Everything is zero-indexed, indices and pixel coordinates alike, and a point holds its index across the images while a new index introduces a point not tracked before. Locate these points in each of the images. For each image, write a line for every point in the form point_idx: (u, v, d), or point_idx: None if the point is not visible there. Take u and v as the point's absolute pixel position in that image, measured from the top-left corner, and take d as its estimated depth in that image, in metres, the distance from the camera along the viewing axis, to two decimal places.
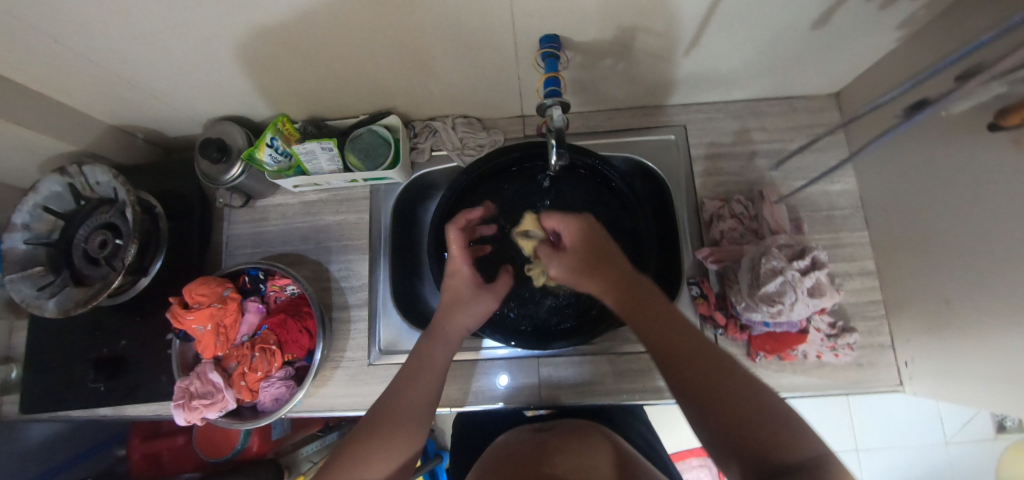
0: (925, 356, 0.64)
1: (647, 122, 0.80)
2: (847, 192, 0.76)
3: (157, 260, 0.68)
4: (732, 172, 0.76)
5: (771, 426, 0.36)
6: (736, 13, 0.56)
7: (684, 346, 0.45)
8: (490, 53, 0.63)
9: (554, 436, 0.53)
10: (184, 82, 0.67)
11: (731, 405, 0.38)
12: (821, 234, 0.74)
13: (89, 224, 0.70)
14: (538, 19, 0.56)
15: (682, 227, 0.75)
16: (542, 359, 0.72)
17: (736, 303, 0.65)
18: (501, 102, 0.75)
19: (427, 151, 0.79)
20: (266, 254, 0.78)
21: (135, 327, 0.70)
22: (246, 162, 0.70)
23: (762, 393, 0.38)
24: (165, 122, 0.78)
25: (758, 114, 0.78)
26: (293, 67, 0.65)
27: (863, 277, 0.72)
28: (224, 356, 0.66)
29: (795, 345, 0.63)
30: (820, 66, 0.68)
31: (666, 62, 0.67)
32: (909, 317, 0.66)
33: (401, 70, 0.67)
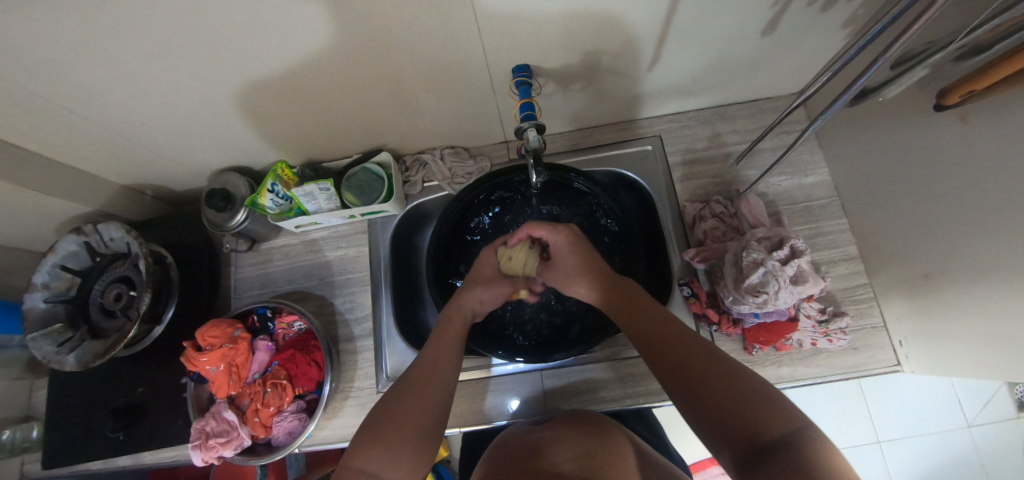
0: (917, 332, 0.65)
1: (624, 136, 0.84)
2: (822, 183, 0.79)
3: (170, 307, 0.72)
4: (710, 174, 0.80)
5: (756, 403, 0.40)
6: (689, 28, 0.61)
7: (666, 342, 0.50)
8: (469, 86, 0.68)
9: (552, 430, 0.61)
10: (189, 138, 0.72)
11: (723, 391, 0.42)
12: (802, 226, 0.77)
13: (105, 278, 0.75)
14: (510, 51, 0.61)
15: (667, 230, 0.78)
16: (546, 371, 0.74)
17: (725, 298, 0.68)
18: (485, 130, 0.80)
19: (419, 183, 0.83)
20: (272, 294, 0.81)
21: (151, 374, 0.73)
22: (250, 208, 0.75)
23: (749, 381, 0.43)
24: (172, 177, 0.83)
25: (728, 118, 0.82)
26: (288, 114, 0.70)
27: (847, 263, 0.74)
28: (238, 394, 0.69)
29: (787, 333, 0.65)
30: (777, 68, 0.73)
31: (634, 78, 0.72)
32: (896, 296, 0.68)
33: (388, 109, 0.72)
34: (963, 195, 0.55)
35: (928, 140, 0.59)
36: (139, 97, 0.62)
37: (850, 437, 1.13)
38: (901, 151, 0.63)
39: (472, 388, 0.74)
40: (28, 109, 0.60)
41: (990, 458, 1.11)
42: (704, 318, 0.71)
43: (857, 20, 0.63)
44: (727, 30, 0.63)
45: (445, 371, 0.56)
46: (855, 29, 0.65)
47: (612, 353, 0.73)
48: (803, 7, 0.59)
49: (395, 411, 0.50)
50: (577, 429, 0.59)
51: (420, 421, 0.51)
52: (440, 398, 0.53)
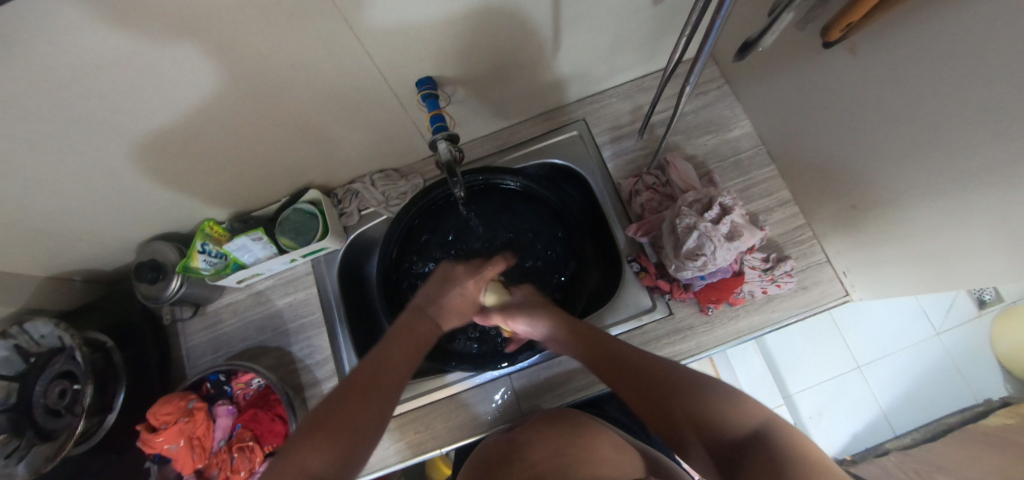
0: (856, 260, 0.67)
1: (549, 126, 0.84)
2: (745, 135, 0.80)
3: (121, 392, 0.69)
4: (639, 147, 0.80)
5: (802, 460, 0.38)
6: (579, 9, 0.61)
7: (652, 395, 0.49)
8: (380, 107, 0.67)
9: (521, 431, 0.62)
10: (103, 214, 0.69)
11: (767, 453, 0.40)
12: (735, 180, 0.78)
13: (46, 376, 0.71)
14: (407, 65, 0.60)
15: (607, 207, 0.78)
16: (515, 374, 0.73)
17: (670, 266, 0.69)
18: (410, 147, 0.79)
19: (355, 212, 0.81)
20: (226, 355, 0.79)
21: (109, 464, 0.69)
22: (182, 274, 0.72)
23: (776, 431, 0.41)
24: (98, 257, 0.79)
25: (646, 89, 0.83)
26: (200, 170, 0.68)
27: (783, 207, 0.76)
28: (205, 466, 0.67)
29: (735, 288, 0.67)
30: (678, 33, 0.74)
31: (542, 67, 0.72)
32: (832, 230, 0.70)
33: (304, 145, 0.70)
34: (866, 123, 0.57)
35: (825, 75, 0.60)
36: (30, 184, 0.59)
37: (832, 369, 1.16)
38: (806, 91, 0.65)
39: (445, 406, 0.73)
40: None
41: (962, 359, 1.17)
42: (656, 289, 0.71)
43: None
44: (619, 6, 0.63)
45: (399, 364, 0.56)
46: None
47: None
48: None
49: (346, 408, 0.48)
50: (540, 428, 0.60)
51: (373, 419, 0.49)
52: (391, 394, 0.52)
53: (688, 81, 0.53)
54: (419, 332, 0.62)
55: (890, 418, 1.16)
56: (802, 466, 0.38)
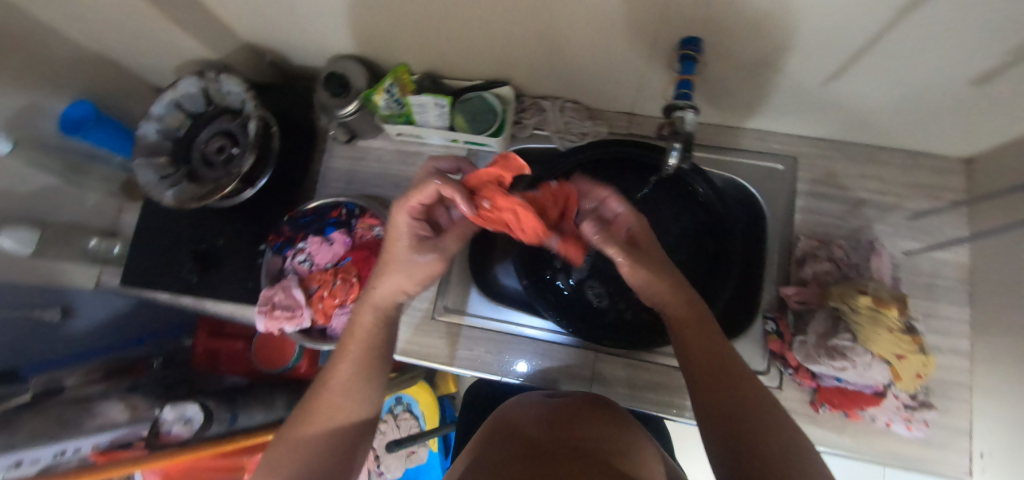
0: (1006, 452, 0.60)
1: (755, 146, 0.77)
2: (956, 264, 0.70)
3: (265, 175, 0.73)
4: (834, 215, 0.73)
5: None
6: (899, 50, 0.52)
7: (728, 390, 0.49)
8: (625, 45, 0.62)
9: (566, 405, 0.58)
10: (323, 15, 0.69)
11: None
12: (917, 300, 0.70)
13: (211, 129, 0.77)
14: (691, 20, 0.54)
15: (771, 259, 0.73)
16: (599, 355, 0.72)
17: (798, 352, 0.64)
18: (614, 95, 0.75)
19: (530, 128, 0.79)
20: (358, 192, 0.82)
21: (231, 231, 0.76)
22: (363, 101, 0.74)
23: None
24: (292, 50, 0.81)
25: (877, 162, 0.74)
26: (429, 20, 0.66)
27: (952, 355, 0.68)
28: (309, 277, 0.71)
29: (867, 405, 0.61)
30: (962, 124, 0.64)
31: (798, 87, 0.64)
32: (997, 408, 0.62)
33: (530, 42, 0.66)
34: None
35: None
36: None
37: None
38: None
39: (521, 345, 0.73)
40: None
41: None
42: (781, 358, 0.67)
43: None
44: (938, 66, 0.54)
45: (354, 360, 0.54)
46: None
47: (674, 360, 0.69)
48: None
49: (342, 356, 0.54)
50: (573, 411, 0.57)
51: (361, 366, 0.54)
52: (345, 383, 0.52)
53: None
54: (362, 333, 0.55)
55: None
56: None
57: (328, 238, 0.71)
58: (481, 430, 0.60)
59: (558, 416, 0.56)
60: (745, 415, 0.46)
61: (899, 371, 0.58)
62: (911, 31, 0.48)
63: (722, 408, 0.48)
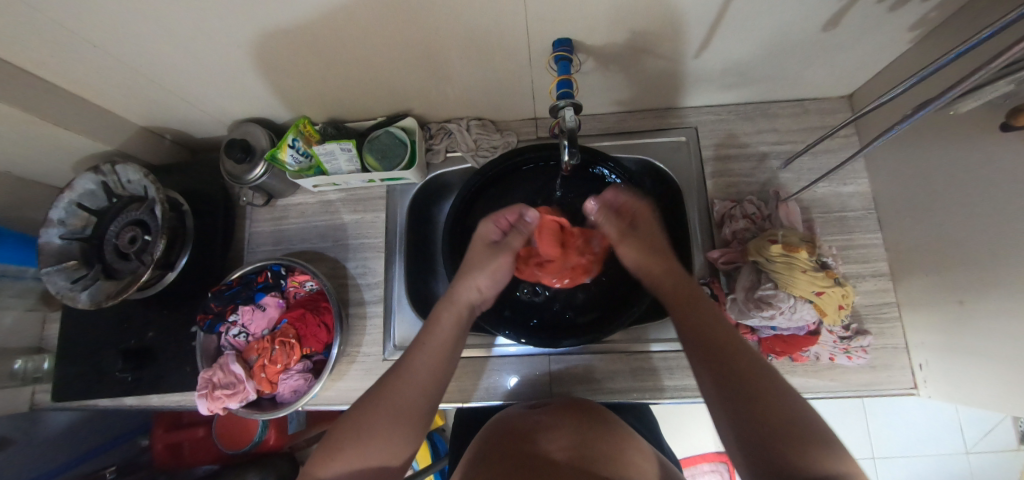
0: (941, 358, 0.64)
1: (658, 124, 0.80)
2: (860, 194, 0.75)
3: (184, 255, 0.71)
4: (743, 172, 0.77)
5: (795, 424, 0.39)
6: (746, 14, 0.56)
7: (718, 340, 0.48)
8: (506, 57, 0.65)
9: (547, 417, 0.57)
10: (211, 85, 0.69)
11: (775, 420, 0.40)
12: (833, 236, 0.74)
13: (121, 220, 0.74)
14: (557, 22, 0.57)
15: (693, 228, 0.75)
16: (554, 356, 0.72)
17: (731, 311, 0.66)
18: (515, 105, 0.77)
19: (442, 152, 0.80)
20: (287, 251, 0.81)
21: (161, 319, 0.73)
22: (269, 162, 0.73)
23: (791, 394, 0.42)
24: (192, 124, 0.80)
25: (769, 116, 0.78)
26: (315, 70, 0.67)
27: (876, 278, 0.72)
28: (247, 349, 0.68)
29: (806, 346, 0.63)
30: (829, 67, 0.69)
31: (676, 64, 0.67)
32: (923, 319, 0.66)
33: (418, 71, 0.68)
34: (1006, 217, 0.52)
35: (980, 158, 0.55)
36: (161, 40, 0.59)
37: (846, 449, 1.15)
38: (947, 166, 0.60)
39: (476, 365, 0.73)
40: (46, 42, 0.57)
41: None
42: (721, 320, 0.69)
43: (927, 24, 0.59)
44: (790, 19, 0.58)
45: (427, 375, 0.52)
46: (922, 34, 0.61)
47: (622, 345, 0.71)
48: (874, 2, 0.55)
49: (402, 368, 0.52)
50: (558, 421, 0.55)
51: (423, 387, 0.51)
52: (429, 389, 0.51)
53: (896, 124, 0.50)
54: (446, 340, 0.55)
55: None
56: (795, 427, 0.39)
57: (260, 304, 0.70)
58: (475, 443, 0.57)
59: (545, 426, 0.55)
60: (745, 360, 0.46)
61: (823, 306, 0.60)
62: None
63: (712, 350, 0.48)
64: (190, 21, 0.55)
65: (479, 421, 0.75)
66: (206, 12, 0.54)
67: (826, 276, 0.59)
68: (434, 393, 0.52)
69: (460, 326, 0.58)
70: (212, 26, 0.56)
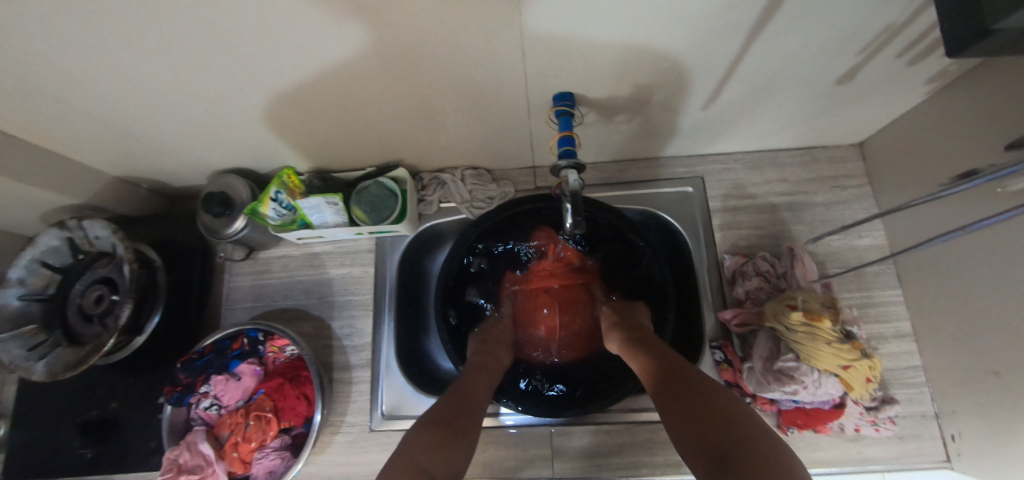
0: (975, 432, 0.58)
1: (662, 173, 0.77)
2: (876, 247, 0.71)
3: (153, 317, 0.66)
4: (753, 224, 0.73)
5: None
6: (756, 68, 0.53)
7: (714, 416, 0.40)
8: (502, 110, 0.61)
9: None
10: (189, 137, 0.65)
11: None
12: (851, 293, 0.69)
13: (87, 278, 0.69)
14: (557, 76, 0.53)
15: (702, 284, 0.71)
16: (555, 426, 0.67)
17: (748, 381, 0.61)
18: (512, 154, 0.73)
19: (436, 203, 0.76)
20: (266, 308, 0.75)
21: (127, 388, 0.67)
22: (249, 216, 0.68)
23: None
24: (169, 173, 0.75)
25: (778, 164, 0.75)
26: (299, 123, 0.63)
27: (899, 340, 0.67)
28: (219, 423, 0.62)
29: (829, 421, 0.58)
30: (840, 117, 0.66)
31: (683, 116, 0.64)
32: (953, 387, 0.61)
33: (409, 123, 0.64)
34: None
35: (1009, 220, 0.51)
36: (132, 95, 0.55)
37: None
38: (972, 225, 0.56)
39: None
40: (6, 98, 0.53)
41: None
42: (736, 388, 0.64)
43: (946, 77, 0.56)
44: (801, 72, 0.55)
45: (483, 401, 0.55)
46: (940, 86, 0.58)
47: (630, 414, 0.66)
48: (891, 57, 0.52)
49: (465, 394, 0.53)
50: None
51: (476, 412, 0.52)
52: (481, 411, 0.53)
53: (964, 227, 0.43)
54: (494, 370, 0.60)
55: None
56: None
57: (235, 373, 0.64)
58: None
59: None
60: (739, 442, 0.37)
61: (849, 380, 0.55)
62: (766, 47, 0.49)
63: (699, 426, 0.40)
64: (164, 76, 0.51)
65: None
66: (182, 67, 0.50)
67: (854, 348, 0.54)
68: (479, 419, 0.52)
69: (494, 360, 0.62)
70: (188, 81, 0.52)
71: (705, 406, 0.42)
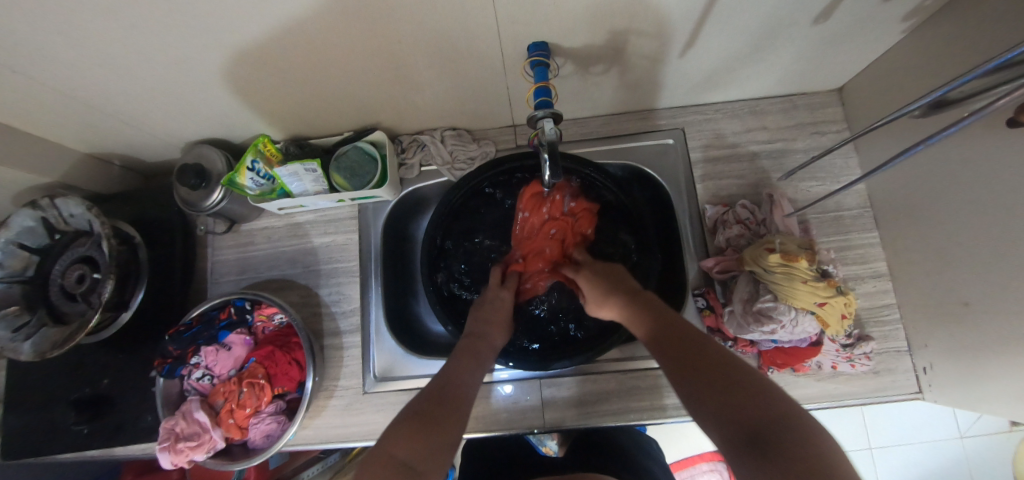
0: (946, 362, 0.61)
1: (643, 126, 0.76)
2: (855, 191, 0.72)
3: (138, 292, 0.66)
4: (734, 174, 0.73)
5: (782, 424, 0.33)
6: (733, 10, 0.52)
7: (719, 372, 0.39)
8: (476, 64, 0.60)
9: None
10: (156, 108, 0.63)
11: (751, 404, 0.35)
12: (829, 236, 0.71)
13: (67, 258, 0.68)
14: (530, 24, 0.52)
15: (684, 235, 0.72)
16: (544, 379, 0.69)
17: (728, 325, 0.63)
18: (491, 112, 0.72)
19: (416, 166, 0.76)
20: (252, 280, 0.75)
21: (118, 364, 0.68)
22: (226, 186, 0.67)
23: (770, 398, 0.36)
24: (142, 147, 0.74)
25: (758, 113, 0.75)
26: (268, 87, 0.61)
27: (876, 279, 0.69)
28: (212, 392, 0.63)
29: (808, 358, 0.60)
30: (820, 61, 0.65)
31: (662, 65, 0.63)
32: (925, 322, 0.63)
33: (382, 83, 0.62)
34: (1010, 219, 0.49)
35: (981, 155, 0.52)
36: (89, 62, 0.52)
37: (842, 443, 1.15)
38: (947, 163, 0.56)
39: None
40: None
41: (981, 471, 1.13)
42: (719, 333, 0.66)
43: (922, 12, 0.55)
44: (779, 14, 0.54)
45: (469, 387, 0.52)
46: (917, 22, 0.57)
47: (617, 363, 0.68)
48: None
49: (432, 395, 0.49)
50: None
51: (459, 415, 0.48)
52: (463, 398, 0.50)
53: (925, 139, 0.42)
54: (465, 384, 0.52)
55: None
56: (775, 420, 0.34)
57: (224, 343, 0.65)
58: None
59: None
60: (721, 364, 0.40)
61: (826, 317, 0.56)
62: None
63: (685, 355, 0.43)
64: (120, 42, 0.49)
65: (487, 450, 0.75)
66: (138, 31, 0.48)
67: (829, 286, 0.55)
68: (468, 397, 0.51)
69: (474, 375, 0.54)
70: (146, 46, 0.50)
71: (701, 346, 0.43)
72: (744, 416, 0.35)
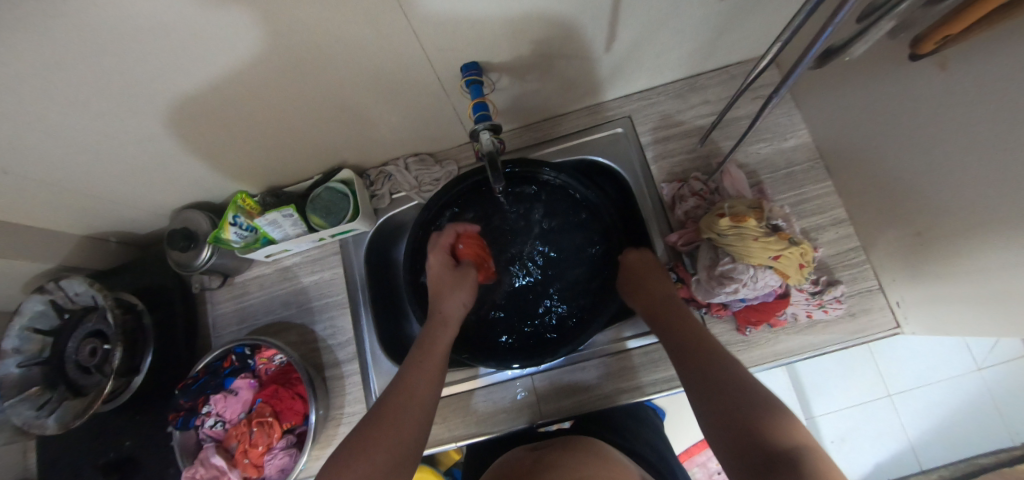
0: (913, 293, 0.63)
1: (591, 121, 0.81)
2: (802, 146, 0.75)
3: (146, 356, 0.70)
4: (684, 150, 0.77)
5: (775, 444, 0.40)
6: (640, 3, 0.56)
7: (728, 387, 0.47)
8: (418, 92, 0.64)
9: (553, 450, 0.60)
10: (137, 183, 0.68)
11: (747, 418, 0.43)
12: (785, 193, 0.73)
13: (78, 334, 0.72)
14: (456, 48, 0.56)
15: (647, 216, 0.75)
16: (537, 375, 0.71)
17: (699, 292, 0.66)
18: (446, 133, 0.77)
19: (387, 195, 0.80)
20: (252, 327, 0.79)
21: (137, 425, 0.72)
22: (213, 244, 0.72)
23: (772, 416, 0.42)
24: (132, 221, 0.79)
25: (697, 89, 0.78)
26: (235, 146, 0.66)
27: (837, 226, 0.71)
28: (226, 436, 0.68)
29: (779, 311, 0.62)
30: (741, 32, 0.69)
31: (592, 62, 0.67)
32: (888, 258, 0.65)
33: (337, 124, 0.67)
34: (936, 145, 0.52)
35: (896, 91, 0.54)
36: (69, 151, 0.58)
37: (859, 394, 1.14)
38: (876, 103, 0.59)
39: (464, 401, 0.72)
40: None
41: (1005, 400, 1.12)
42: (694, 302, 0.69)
43: None
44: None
45: (423, 391, 0.54)
46: None
47: (606, 347, 0.70)
48: None
49: (388, 408, 0.52)
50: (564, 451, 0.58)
51: (412, 422, 0.52)
52: (420, 404, 0.53)
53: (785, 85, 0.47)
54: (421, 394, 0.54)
55: (917, 451, 1.12)
56: (770, 438, 0.41)
57: (231, 389, 0.69)
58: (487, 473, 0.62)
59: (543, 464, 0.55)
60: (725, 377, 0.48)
61: (784, 269, 0.58)
62: None
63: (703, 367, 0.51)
64: (93, 128, 0.55)
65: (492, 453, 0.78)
66: (107, 115, 0.53)
67: (781, 239, 0.57)
68: (429, 397, 0.55)
69: (439, 369, 0.58)
70: (117, 127, 0.56)
71: (714, 367, 0.50)
72: (741, 429, 0.43)
